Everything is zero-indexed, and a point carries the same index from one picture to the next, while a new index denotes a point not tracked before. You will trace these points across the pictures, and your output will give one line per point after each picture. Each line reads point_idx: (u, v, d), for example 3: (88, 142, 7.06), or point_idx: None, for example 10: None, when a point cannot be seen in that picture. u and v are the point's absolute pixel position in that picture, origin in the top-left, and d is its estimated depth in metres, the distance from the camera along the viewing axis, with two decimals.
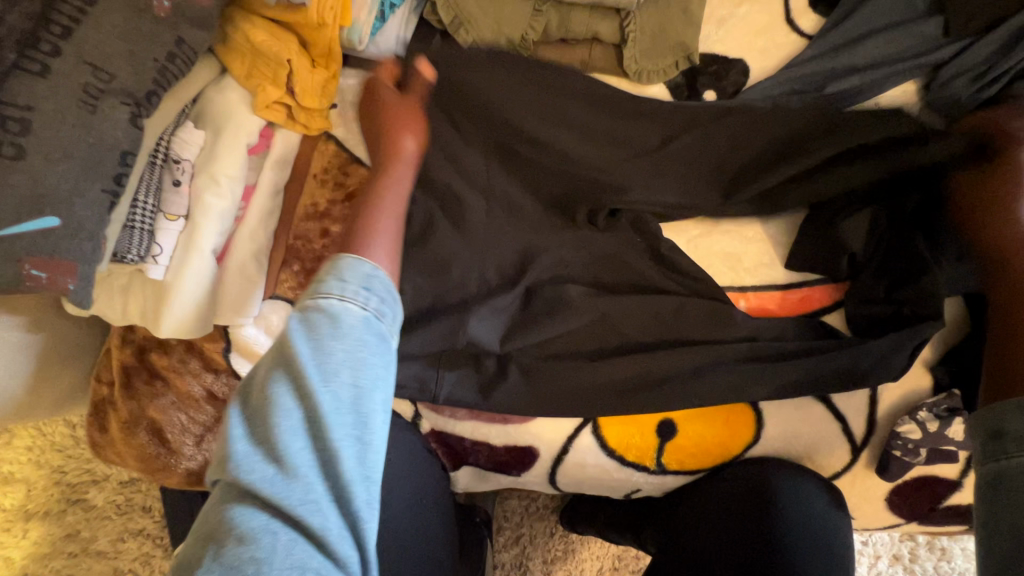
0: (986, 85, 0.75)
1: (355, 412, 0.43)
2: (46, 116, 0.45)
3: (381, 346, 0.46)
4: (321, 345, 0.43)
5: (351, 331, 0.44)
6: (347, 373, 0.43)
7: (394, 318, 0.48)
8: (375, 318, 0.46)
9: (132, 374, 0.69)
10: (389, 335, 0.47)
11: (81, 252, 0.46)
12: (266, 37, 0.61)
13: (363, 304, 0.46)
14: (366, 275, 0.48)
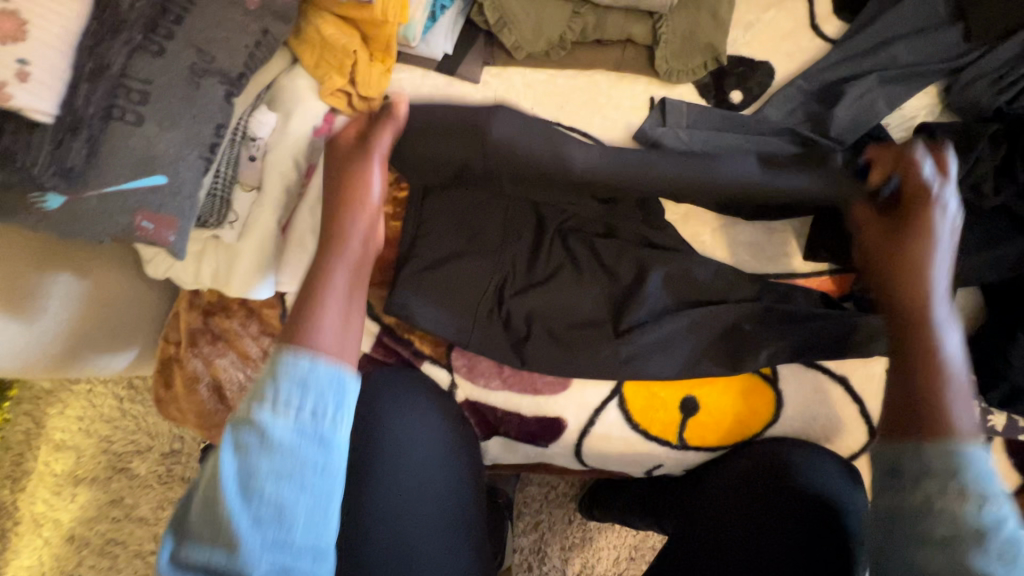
0: (1006, 87, 0.77)
1: (279, 522, 0.41)
2: (159, 90, 0.51)
3: (317, 449, 0.43)
4: (251, 467, 0.41)
5: (280, 450, 0.42)
6: (274, 493, 0.41)
7: (339, 411, 0.44)
8: (309, 422, 0.43)
9: (198, 335, 0.75)
10: (328, 434, 0.43)
11: (180, 208, 0.53)
12: (334, 31, 0.67)
13: (296, 414, 0.42)
14: (304, 375, 0.43)
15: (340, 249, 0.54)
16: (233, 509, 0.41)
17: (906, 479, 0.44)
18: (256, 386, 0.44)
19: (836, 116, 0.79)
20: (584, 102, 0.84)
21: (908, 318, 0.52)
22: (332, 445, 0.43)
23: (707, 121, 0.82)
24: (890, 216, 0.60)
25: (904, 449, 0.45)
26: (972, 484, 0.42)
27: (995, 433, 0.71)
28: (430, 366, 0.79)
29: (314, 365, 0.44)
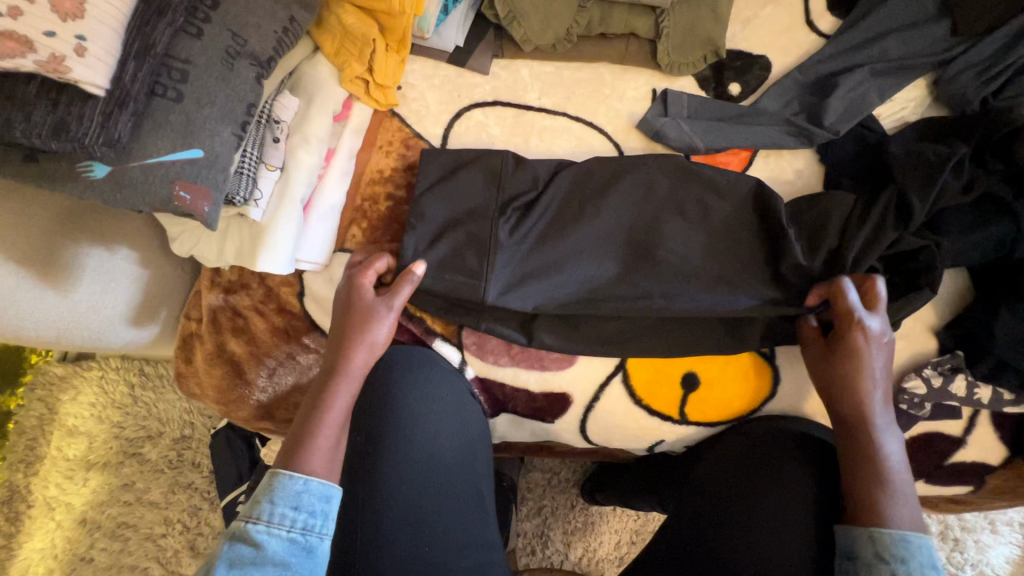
0: (991, 79, 0.81)
1: None
2: (198, 69, 0.55)
3: (306, 558, 0.56)
4: (243, 572, 0.53)
5: (272, 555, 0.54)
6: None
7: (322, 524, 0.58)
8: (297, 537, 0.56)
9: (219, 312, 0.78)
10: (314, 543, 0.57)
11: (215, 180, 0.56)
12: (353, 19, 0.71)
13: (289, 528, 0.56)
14: (294, 494, 0.58)
15: (354, 352, 0.69)
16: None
17: (858, 562, 0.63)
18: (251, 508, 0.57)
19: (830, 106, 0.82)
20: (589, 93, 0.88)
21: (857, 471, 0.68)
22: (309, 536, 0.57)
23: (707, 111, 0.86)
24: (829, 352, 0.72)
25: (857, 534, 0.64)
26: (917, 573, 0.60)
27: (982, 406, 0.74)
28: (441, 344, 0.81)
29: (307, 484, 0.59)
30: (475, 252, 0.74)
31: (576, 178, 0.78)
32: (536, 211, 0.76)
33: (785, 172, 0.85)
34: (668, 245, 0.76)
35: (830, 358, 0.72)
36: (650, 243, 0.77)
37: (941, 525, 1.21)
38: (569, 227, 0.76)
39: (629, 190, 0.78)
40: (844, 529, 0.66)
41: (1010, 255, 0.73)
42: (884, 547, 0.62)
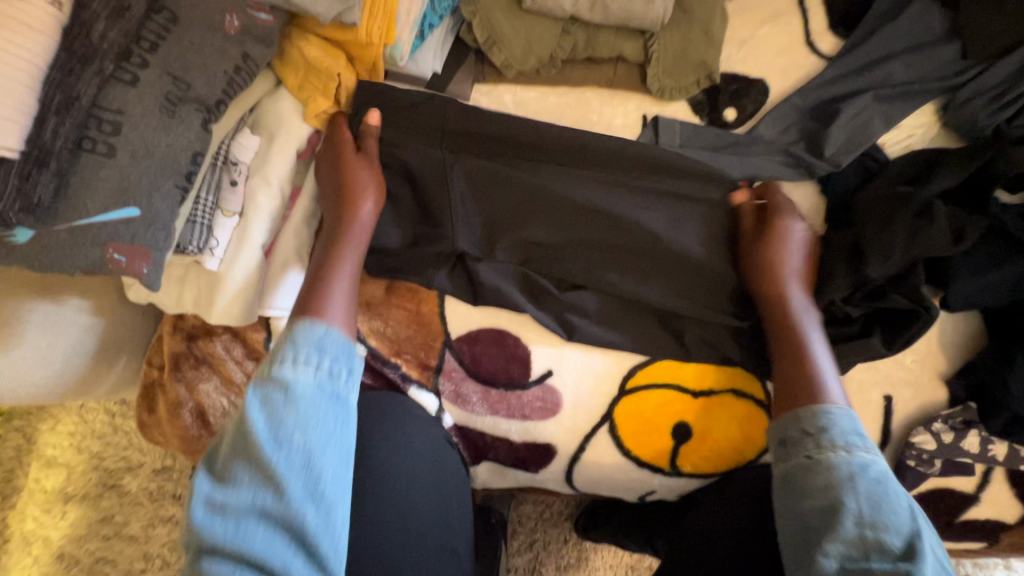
0: (1007, 105, 0.75)
1: (308, 466, 0.48)
2: (133, 120, 0.50)
3: (336, 403, 0.50)
4: (275, 417, 0.48)
5: (302, 399, 0.49)
6: (296, 435, 0.48)
7: (349, 378, 0.53)
8: (326, 380, 0.51)
9: (181, 359, 0.74)
10: (343, 394, 0.51)
11: (155, 239, 0.52)
12: (318, 53, 0.67)
13: (314, 367, 0.51)
14: (318, 340, 0.53)
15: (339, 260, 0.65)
16: (265, 448, 0.47)
17: (789, 445, 0.57)
18: (272, 357, 0.51)
19: (831, 135, 0.77)
20: (575, 120, 0.83)
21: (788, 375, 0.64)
22: (338, 383, 0.51)
23: (700, 140, 0.81)
24: (750, 248, 0.73)
25: (797, 413, 0.58)
26: (837, 438, 0.54)
27: (996, 462, 0.69)
28: (417, 390, 0.76)
29: (327, 330, 0.54)
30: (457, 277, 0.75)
31: (547, 202, 0.75)
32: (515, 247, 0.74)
33: None
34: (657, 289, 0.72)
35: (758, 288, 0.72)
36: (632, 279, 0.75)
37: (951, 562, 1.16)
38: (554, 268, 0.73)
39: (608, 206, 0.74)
40: (777, 418, 0.60)
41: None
42: (814, 421, 0.56)
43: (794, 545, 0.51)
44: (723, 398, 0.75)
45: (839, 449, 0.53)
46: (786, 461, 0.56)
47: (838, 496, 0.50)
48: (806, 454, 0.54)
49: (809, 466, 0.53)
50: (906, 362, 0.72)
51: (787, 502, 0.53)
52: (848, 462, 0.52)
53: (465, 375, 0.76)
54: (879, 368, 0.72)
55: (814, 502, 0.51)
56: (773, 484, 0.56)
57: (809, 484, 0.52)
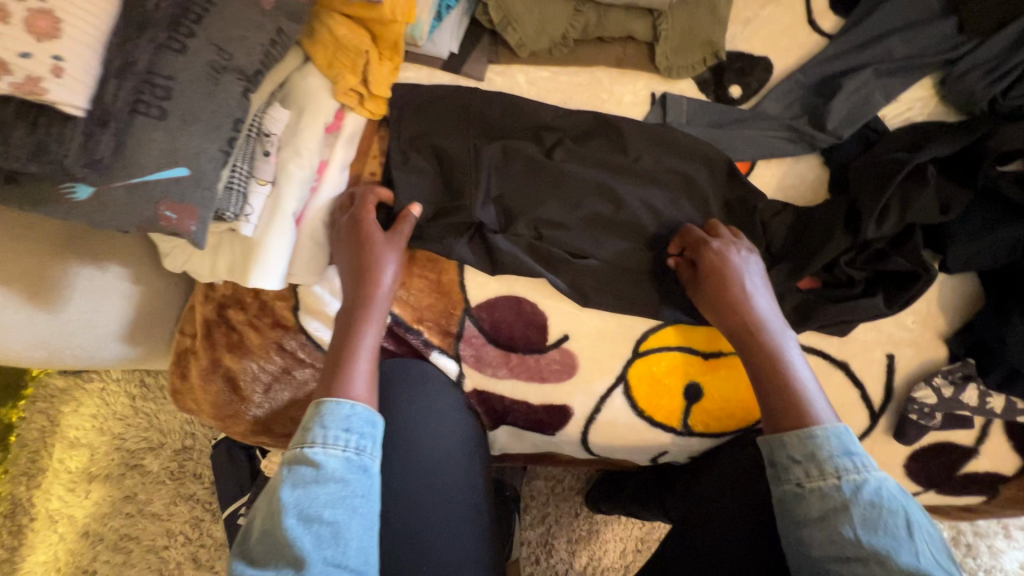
0: (1002, 77, 0.78)
1: (336, 539, 0.51)
2: (181, 86, 0.54)
3: (363, 477, 0.55)
4: (307, 491, 0.52)
5: (332, 474, 0.54)
6: (327, 508, 0.52)
7: (373, 446, 0.57)
8: (353, 456, 0.56)
9: (213, 327, 0.78)
10: (369, 464, 0.56)
11: (202, 199, 0.56)
12: (345, 31, 0.70)
13: (343, 447, 0.56)
14: (345, 418, 0.57)
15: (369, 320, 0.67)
16: (295, 532, 0.50)
17: (779, 469, 0.58)
18: (303, 434, 0.56)
19: (833, 109, 0.80)
20: (586, 98, 0.86)
21: (779, 397, 0.62)
22: (365, 456, 0.56)
23: (708, 116, 0.84)
24: (699, 284, 0.72)
25: (778, 445, 0.59)
26: (827, 463, 0.55)
27: (994, 416, 0.72)
28: (439, 356, 0.79)
29: (354, 409, 0.59)
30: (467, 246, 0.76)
31: (560, 175, 0.77)
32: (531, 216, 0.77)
33: (787, 176, 0.83)
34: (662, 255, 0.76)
35: (721, 323, 0.70)
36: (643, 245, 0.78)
37: (953, 530, 1.19)
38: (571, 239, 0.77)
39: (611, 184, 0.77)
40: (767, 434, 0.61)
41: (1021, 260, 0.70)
42: (799, 447, 0.57)
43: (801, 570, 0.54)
44: (731, 359, 0.78)
45: (829, 476, 0.55)
46: (777, 486, 0.58)
47: (835, 527, 0.52)
48: (795, 482, 0.56)
49: (799, 496, 0.56)
50: (907, 323, 0.75)
51: (785, 528, 0.56)
52: (839, 490, 0.54)
53: (484, 341, 0.79)
54: (881, 329, 0.75)
55: (810, 534, 0.53)
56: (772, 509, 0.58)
57: (803, 513, 0.55)
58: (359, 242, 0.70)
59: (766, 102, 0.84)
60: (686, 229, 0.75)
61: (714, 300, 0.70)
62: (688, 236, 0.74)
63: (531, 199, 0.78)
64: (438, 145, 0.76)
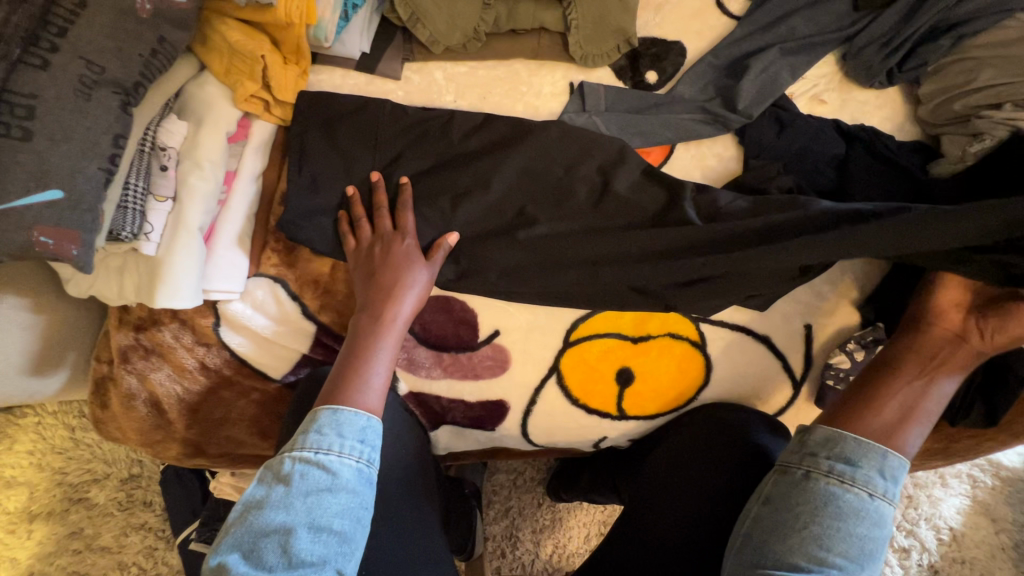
0: (893, 51, 0.82)
1: (339, 544, 0.56)
2: (47, 104, 0.52)
3: (369, 488, 0.59)
4: (319, 500, 0.56)
5: (345, 484, 0.57)
6: (335, 517, 0.56)
7: (370, 455, 0.60)
8: (364, 467, 0.59)
9: (130, 353, 0.74)
10: (373, 475, 0.60)
11: (82, 222, 0.54)
12: (240, 36, 0.68)
13: (356, 459, 0.59)
14: (358, 429, 0.60)
15: (383, 332, 0.67)
16: (302, 539, 0.54)
17: (850, 467, 0.61)
18: (315, 441, 0.58)
19: (742, 90, 0.82)
20: (505, 91, 0.86)
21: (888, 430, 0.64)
22: (372, 468, 0.60)
23: (625, 102, 0.85)
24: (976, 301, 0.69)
25: (869, 453, 0.61)
26: (880, 486, 0.60)
27: None
28: None
29: (370, 421, 0.61)
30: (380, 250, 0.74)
31: (480, 169, 0.77)
32: (451, 214, 0.76)
33: (706, 159, 0.85)
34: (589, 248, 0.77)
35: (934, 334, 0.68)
36: (566, 235, 0.76)
37: (895, 485, 1.25)
38: (496, 233, 0.76)
39: (527, 177, 0.77)
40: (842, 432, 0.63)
41: None
42: (885, 466, 0.61)
43: (799, 543, 0.59)
44: (660, 342, 0.79)
45: (885, 496, 0.60)
46: (834, 482, 0.60)
47: (852, 529, 0.58)
48: (865, 491, 0.60)
49: (853, 504, 0.59)
50: (822, 293, 0.78)
51: (813, 514, 0.59)
52: (884, 510, 0.60)
53: (415, 343, 0.78)
54: (798, 300, 0.78)
55: (840, 531, 0.58)
56: (802, 487, 0.61)
57: (852, 520, 0.58)
58: (392, 248, 0.71)
59: (677, 87, 0.86)
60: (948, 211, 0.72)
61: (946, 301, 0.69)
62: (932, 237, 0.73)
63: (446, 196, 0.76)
64: (351, 148, 0.75)
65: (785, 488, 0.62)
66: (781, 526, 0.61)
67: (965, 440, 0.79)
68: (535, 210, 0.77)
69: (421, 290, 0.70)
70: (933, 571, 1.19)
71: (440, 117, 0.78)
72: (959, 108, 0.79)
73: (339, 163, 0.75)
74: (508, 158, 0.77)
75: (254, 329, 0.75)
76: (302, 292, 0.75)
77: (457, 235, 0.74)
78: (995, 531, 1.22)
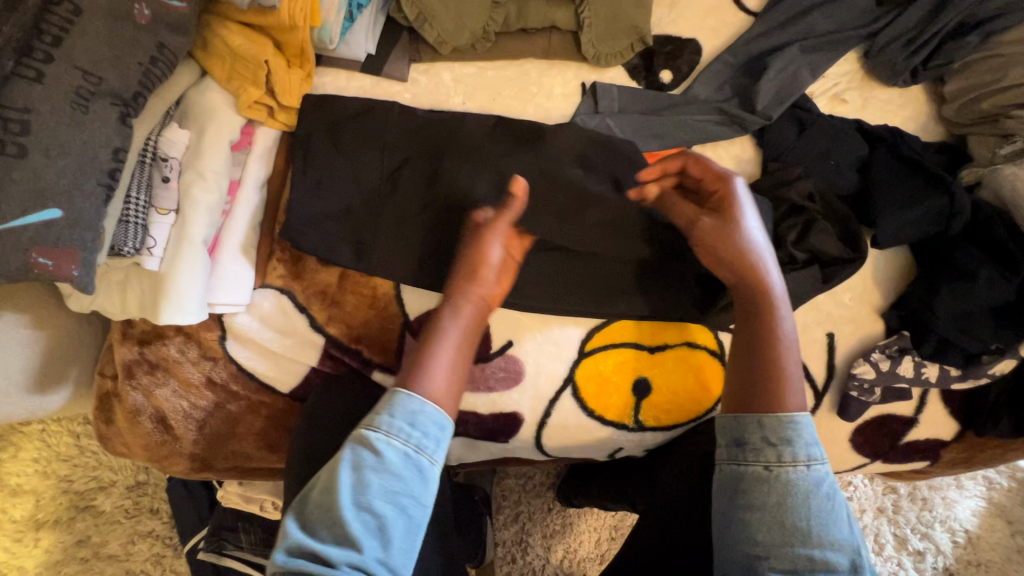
0: (918, 48, 0.79)
1: (380, 533, 0.50)
2: (42, 118, 0.50)
3: (417, 478, 0.52)
4: (363, 480, 0.50)
5: (390, 466, 0.51)
6: (378, 500, 0.50)
7: (434, 447, 0.53)
8: (413, 454, 0.52)
9: (134, 368, 0.72)
10: (425, 465, 0.52)
11: (82, 240, 0.52)
12: (242, 40, 0.65)
13: (404, 442, 0.52)
14: (412, 412, 0.53)
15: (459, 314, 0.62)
16: (346, 517, 0.49)
17: (748, 449, 0.54)
18: (371, 416, 0.53)
19: (761, 90, 0.79)
20: (515, 92, 0.83)
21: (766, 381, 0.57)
22: (423, 456, 0.52)
23: (639, 104, 0.82)
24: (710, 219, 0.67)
25: (749, 419, 0.55)
26: (800, 453, 0.53)
27: (930, 386, 0.73)
28: (381, 376, 0.76)
29: (424, 406, 0.53)
30: (390, 261, 0.72)
31: (492, 174, 0.74)
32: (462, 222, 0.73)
33: (724, 161, 0.81)
34: (604, 256, 0.75)
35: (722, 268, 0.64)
36: (579, 244, 0.74)
37: (910, 487, 1.23)
38: None
39: (541, 181, 0.75)
40: (731, 414, 0.57)
41: (948, 231, 0.72)
42: (774, 429, 0.54)
43: (728, 540, 0.53)
44: (677, 351, 0.78)
45: (800, 463, 0.53)
46: (737, 465, 0.55)
47: (788, 514, 0.51)
48: (763, 463, 0.53)
49: (761, 480, 0.53)
50: (845, 301, 0.76)
51: (732, 502, 0.54)
52: (812, 478, 0.52)
53: None
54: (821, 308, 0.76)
55: (766, 515, 0.51)
56: (717, 479, 0.56)
57: (786, 501, 0.51)
58: (485, 246, 0.66)
59: (692, 87, 0.83)
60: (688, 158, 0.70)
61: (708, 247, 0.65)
62: (699, 162, 0.69)
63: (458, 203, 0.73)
64: (360, 154, 0.73)
65: (711, 486, 0.57)
66: (710, 527, 0.55)
67: (990, 449, 0.78)
68: (549, 218, 0.74)
69: (497, 267, 0.65)
70: (948, 574, 1.18)
71: (449, 120, 0.76)
72: (986, 108, 0.77)
73: (346, 171, 0.72)
74: (519, 164, 0.74)
75: (262, 342, 0.73)
76: (309, 304, 0.73)
77: (520, 181, 0.68)
78: (1011, 534, 1.20)
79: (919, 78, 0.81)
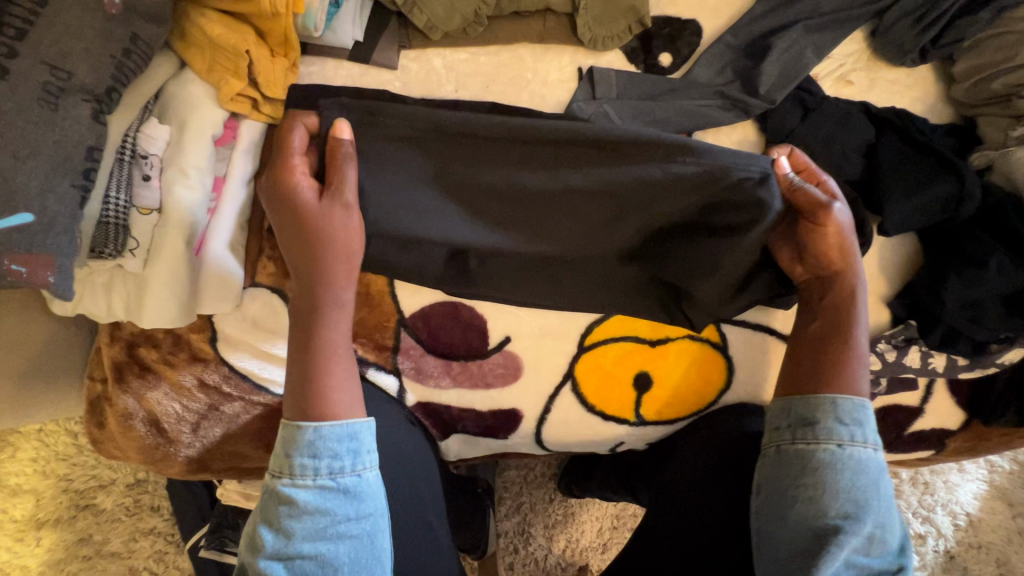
0: (929, 25, 0.76)
1: (323, 564, 0.54)
2: (10, 116, 0.49)
3: (342, 500, 0.55)
4: (286, 529, 0.54)
5: (306, 506, 0.54)
6: (307, 539, 0.54)
7: (353, 461, 0.56)
8: (327, 483, 0.55)
9: (124, 369, 0.71)
10: (346, 485, 0.56)
11: (58, 245, 0.51)
12: (221, 29, 0.63)
13: (312, 479, 0.55)
14: (310, 443, 0.55)
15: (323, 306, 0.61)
16: (280, 564, 0.54)
17: (815, 428, 0.59)
18: (280, 461, 0.56)
19: (764, 73, 0.76)
20: (510, 79, 0.80)
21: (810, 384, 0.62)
22: (338, 480, 0.55)
23: (638, 89, 0.79)
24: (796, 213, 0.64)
25: (818, 403, 0.60)
26: (863, 435, 0.59)
27: (937, 376, 0.72)
28: (376, 373, 0.74)
29: (320, 432, 0.56)
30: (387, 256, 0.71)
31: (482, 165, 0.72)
32: None
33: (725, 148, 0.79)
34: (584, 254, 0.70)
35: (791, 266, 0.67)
36: None
37: (912, 471, 1.23)
38: None
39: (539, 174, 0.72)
40: (788, 403, 0.62)
41: (956, 217, 0.70)
42: (844, 412, 0.59)
43: (781, 520, 0.59)
44: (680, 344, 0.76)
45: (858, 445, 0.59)
46: (802, 444, 0.60)
47: (846, 497, 0.57)
48: (832, 442, 0.59)
49: (827, 457, 0.58)
50: None
51: (794, 478, 0.59)
52: (863, 457, 0.58)
53: (423, 352, 0.75)
54: None
55: (830, 492, 0.57)
56: (777, 457, 0.61)
57: (848, 476, 0.57)
58: (318, 227, 0.60)
59: (691, 70, 0.80)
60: (786, 151, 0.67)
61: (777, 241, 0.65)
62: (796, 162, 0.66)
63: (423, 172, 0.65)
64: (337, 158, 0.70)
65: (769, 459, 0.62)
66: (767, 504, 0.61)
67: (997, 438, 0.77)
68: None
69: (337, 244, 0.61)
70: (949, 557, 1.18)
71: (440, 108, 0.73)
72: (997, 88, 0.74)
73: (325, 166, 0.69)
74: None
75: (256, 343, 0.71)
76: None
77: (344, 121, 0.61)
78: (1011, 516, 1.20)
79: (928, 57, 0.78)
